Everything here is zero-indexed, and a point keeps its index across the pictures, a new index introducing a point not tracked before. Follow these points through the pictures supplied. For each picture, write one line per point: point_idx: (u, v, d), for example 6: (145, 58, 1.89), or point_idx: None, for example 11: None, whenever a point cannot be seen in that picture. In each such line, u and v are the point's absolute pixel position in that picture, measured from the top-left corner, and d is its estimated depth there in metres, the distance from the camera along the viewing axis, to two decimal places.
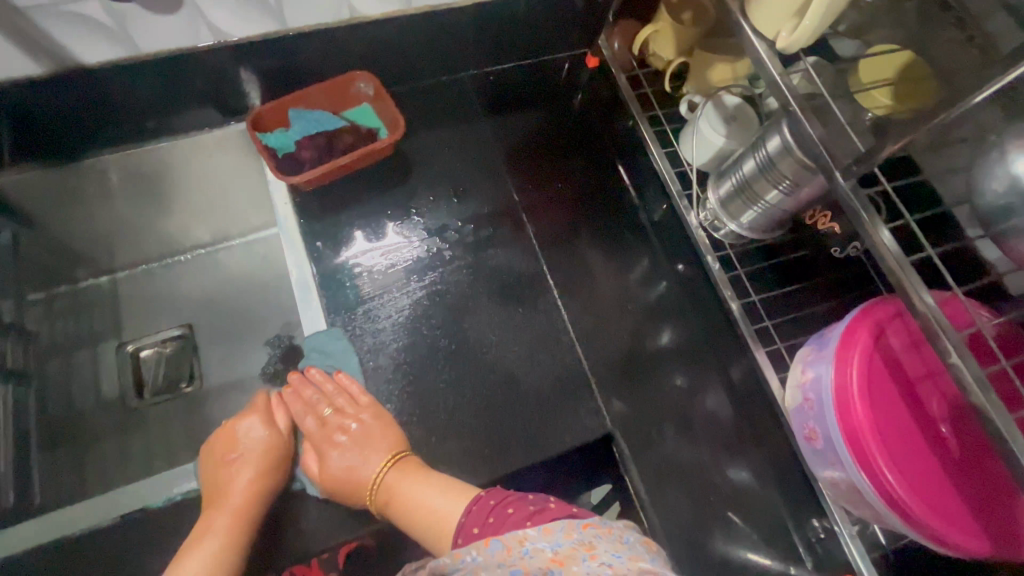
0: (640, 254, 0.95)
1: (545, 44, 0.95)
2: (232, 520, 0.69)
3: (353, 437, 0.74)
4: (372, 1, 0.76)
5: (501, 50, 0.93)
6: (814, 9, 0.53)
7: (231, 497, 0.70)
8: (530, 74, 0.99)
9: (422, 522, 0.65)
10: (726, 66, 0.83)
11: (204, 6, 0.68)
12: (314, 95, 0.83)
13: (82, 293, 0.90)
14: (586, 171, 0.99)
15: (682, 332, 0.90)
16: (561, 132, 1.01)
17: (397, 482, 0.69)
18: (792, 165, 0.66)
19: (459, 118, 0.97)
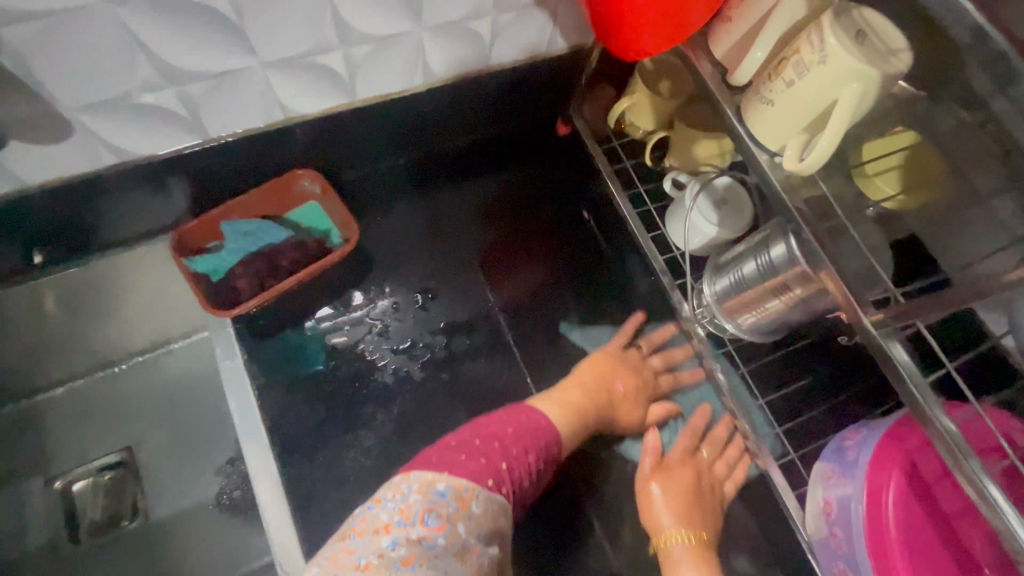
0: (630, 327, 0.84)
1: (516, 109, 0.84)
2: (593, 405, 0.73)
3: (685, 495, 0.70)
4: (307, 100, 0.65)
5: (468, 119, 0.82)
6: (833, 128, 0.44)
7: (602, 407, 0.74)
8: (493, 139, 0.88)
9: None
10: (712, 141, 0.74)
11: (97, 129, 0.56)
12: (251, 201, 0.72)
13: (33, 415, 0.90)
14: (561, 241, 0.88)
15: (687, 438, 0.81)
16: (531, 198, 0.90)
17: (690, 559, 0.65)
18: (797, 278, 0.58)
19: (419, 197, 0.87)
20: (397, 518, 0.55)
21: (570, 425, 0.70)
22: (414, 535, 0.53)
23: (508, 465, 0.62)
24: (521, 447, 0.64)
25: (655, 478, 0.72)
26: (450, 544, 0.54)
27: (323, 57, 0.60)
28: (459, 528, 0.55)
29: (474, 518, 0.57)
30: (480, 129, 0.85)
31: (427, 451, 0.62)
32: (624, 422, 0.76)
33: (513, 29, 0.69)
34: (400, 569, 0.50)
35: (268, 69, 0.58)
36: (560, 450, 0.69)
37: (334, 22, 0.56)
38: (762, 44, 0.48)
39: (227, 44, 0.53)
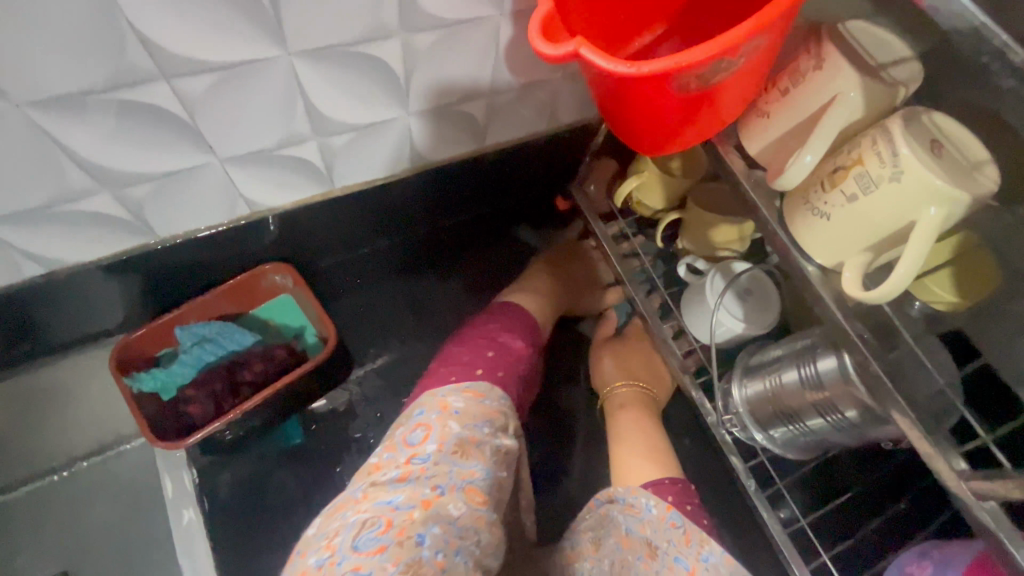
0: None
1: (510, 187, 0.77)
2: (560, 283, 0.76)
3: (631, 365, 0.73)
4: (279, 192, 0.56)
5: (455, 203, 0.74)
6: (911, 254, 0.36)
7: (567, 291, 0.76)
8: (488, 216, 0.81)
9: (619, 456, 0.64)
10: (732, 226, 0.67)
11: (18, 241, 0.47)
12: (210, 303, 0.62)
13: None
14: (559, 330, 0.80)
15: None
16: None
17: (631, 412, 0.69)
18: (851, 400, 0.50)
19: (405, 279, 0.78)
20: (384, 455, 0.50)
21: (547, 303, 0.73)
22: (404, 457, 0.49)
23: (509, 357, 0.62)
24: (518, 339, 0.64)
25: (606, 350, 0.75)
26: (444, 445, 0.49)
27: (296, 148, 0.52)
28: (449, 427, 0.51)
29: (463, 414, 0.52)
30: (472, 208, 0.78)
31: (431, 367, 0.60)
32: (587, 302, 0.79)
33: (512, 107, 0.62)
34: (398, 486, 0.47)
35: (231, 164, 0.50)
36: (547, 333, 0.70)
37: (306, 112, 0.48)
38: (812, 147, 0.41)
39: (182, 140, 0.45)
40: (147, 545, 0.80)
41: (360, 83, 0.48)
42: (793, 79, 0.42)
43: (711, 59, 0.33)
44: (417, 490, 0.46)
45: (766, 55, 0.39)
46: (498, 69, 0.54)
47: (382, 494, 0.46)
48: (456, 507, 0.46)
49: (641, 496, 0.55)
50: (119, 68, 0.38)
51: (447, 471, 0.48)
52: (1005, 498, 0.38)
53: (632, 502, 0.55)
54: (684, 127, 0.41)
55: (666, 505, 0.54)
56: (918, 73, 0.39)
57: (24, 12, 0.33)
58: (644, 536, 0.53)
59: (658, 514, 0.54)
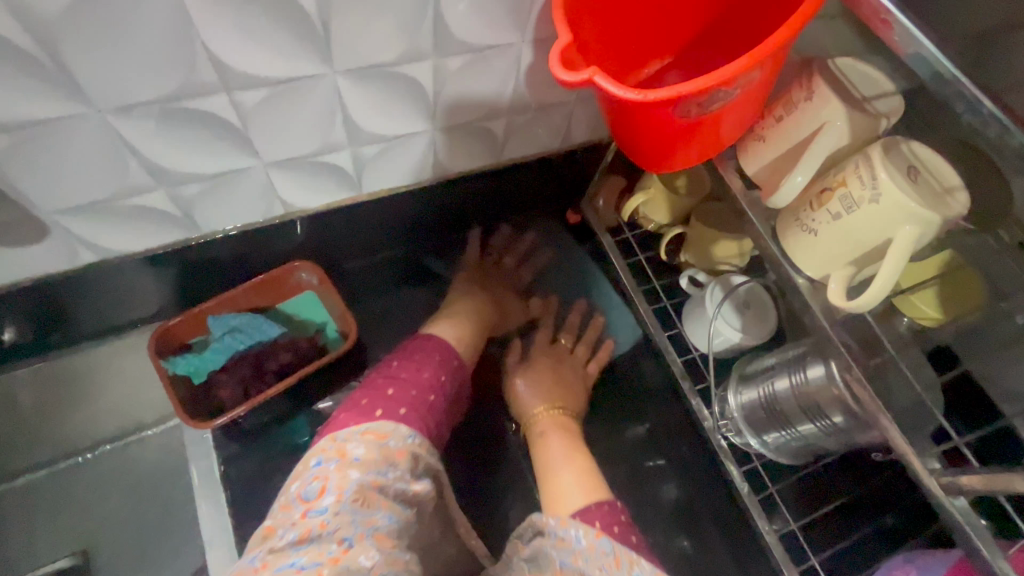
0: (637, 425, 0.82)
1: (521, 200, 0.82)
2: (484, 309, 0.78)
3: (553, 372, 0.77)
4: (312, 195, 0.61)
5: (465, 214, 0.79)
6: (887, 269, 0.40)
7: (489, 317, 0.78)
8: (501, 226, 0.85)
9: (548, 487, 0.64)
10: (731, 241, 0.71)
11: (81, 232, 0.52)
12: (241, 296, 0.67)
13: None
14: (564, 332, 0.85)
15: (703, 553, 0.74)
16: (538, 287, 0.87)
17: (552, 432, 0.70)
18: (839, 406, 0.53)
19: (421, 282, 0.82)
20: (283, 514, 0.51)
21: (465, 332, 0.74)
22: (300, 514, 0.50)
23: (414, 393, 0.62)
24: (425, 373, 0.65)
25: (518, 372, 0.77)
26: (341, 495, 0.51)
27: (330, 155, 0.56)
28: (349, 475, 0.53)
29: (362, 460, 0.54)
30: (486, 217, 0.83)
31: (333, 415, 0.60)
32: (512, 321, 0.83)
33: (529, 125, 0.66)
34: (299, 548, 0.48)
35: (271, 169, 0.55)
36: (465, 361, 0.71)
37: (343, 124, 0.53)
38: (803, 169, 0.45)
39: (232, 146, 0.50)
40: (164, 532, 0.83)
41: (393, 100, 0.53)
42: (787, 108, 0.46)
43: (711, 89, 0.38)
44: (322, 548, 0.48)
45: (761, 85, 0.43)
46: (518, 90, 0.59)
47: (282, 559, 0.47)
48: (367, 557, 0.48)
49: (571, 528, 0.54)
50: (187, 81, 0.42)
51: (348, 521, 0.50)
52: (975, 495, 0.41)
53: (564, 536, 0.53)
54: (686, 147, 0.45)
55: (594, 534, 0.53)
56: (898, 105, 0.44)
57: (113, 32, 0.38)
58: (577, 568, 0.51)
59: (588, 543, 0.52)
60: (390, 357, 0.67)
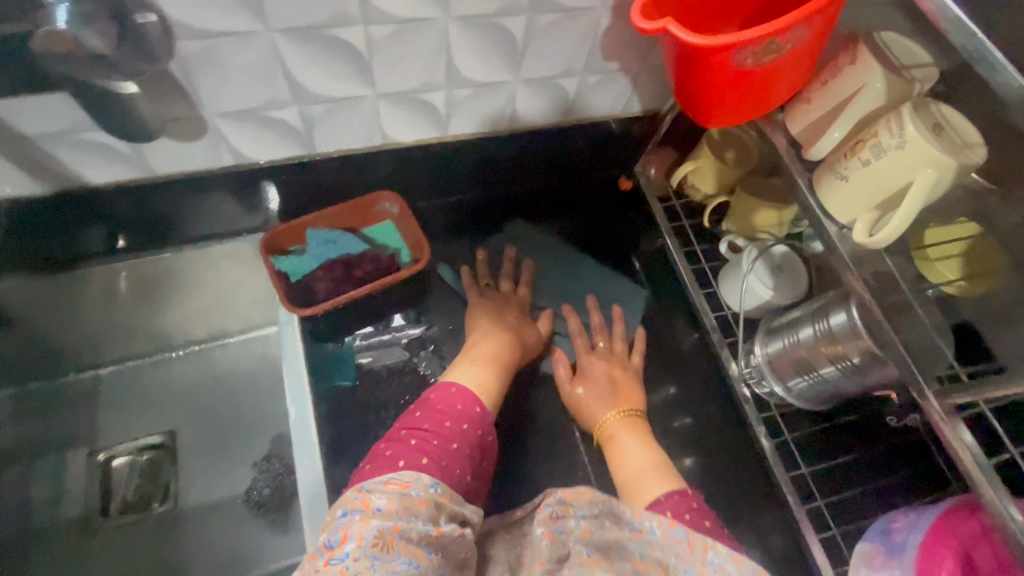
0: (667, 382, 0.90)
1: (579, 165, 0.91)
2: (504, 348, 0.78)
3: (611, 385, 0.80)
4: (408, 129, 0.72)
5: (528, 171, 0.89)
6: (906, 209, 0.47)
7: (502, 348, 0.78)
8: (558, 187, 0.95)
9: (625, 479, 0.68)
10: (771, 211, 0.78)
11: (229, 136, 0.63)
12: (332, 215, 0.77)
13: (88, 385, 0.94)
14: (607, 286, 0.94)
15: (713, 485, 0.83)
16: (586, 245, 0.96)
17: (622, 433, 0.73)
18: (858, 348, 0.59)
19: (483, 230, 0.94)
20: (308, 562, 0.52)
21: (487, 377, 0.74)
22: (322, 562, 0.51)
23: (435, 444, 0.64)
24: (449, 424, 0.66)
25: (575, 382, 0.81)
26: (363, 541, 0.51)
27: (429, 94, 0.67)
28: (371, 523, 0.53)
29: (384, 510, 0.55)
30: (545, 177, 0.92)
31: (360, 467, 0.63)
32: (531, 342, 0.83)
33: (599, 87, 0.75)
34: None
35: (382, 101, 0.65)
36: (487, 409, 0.71)
37: (446, 68, 0.63)
38: (839, 126, 0.53)
39: (357, 75, 0.61)
40: (243, 421, 0.96)
41: (490, 51, 0.63)
42: (832, 72, 0.53)
43: (765, 37, 0.46)
44: None
45: (812, 46, 0.50)
46: (595, 52, 0.68)
47: None
48: None
49: (645, 520, 0.58)
50: (338, 12, 0.53)
51: (368, 566, 0.49)
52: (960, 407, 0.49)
53: (642, 527, 0.58)
54: (741, 100, 0.53)
55: (667, 522, 0.57)
56: (933, 75, 0.51)
57: None
58: (656, 559, 0.55)
59: (662, 532, 0.56)
60: (413, 406, 0.69)
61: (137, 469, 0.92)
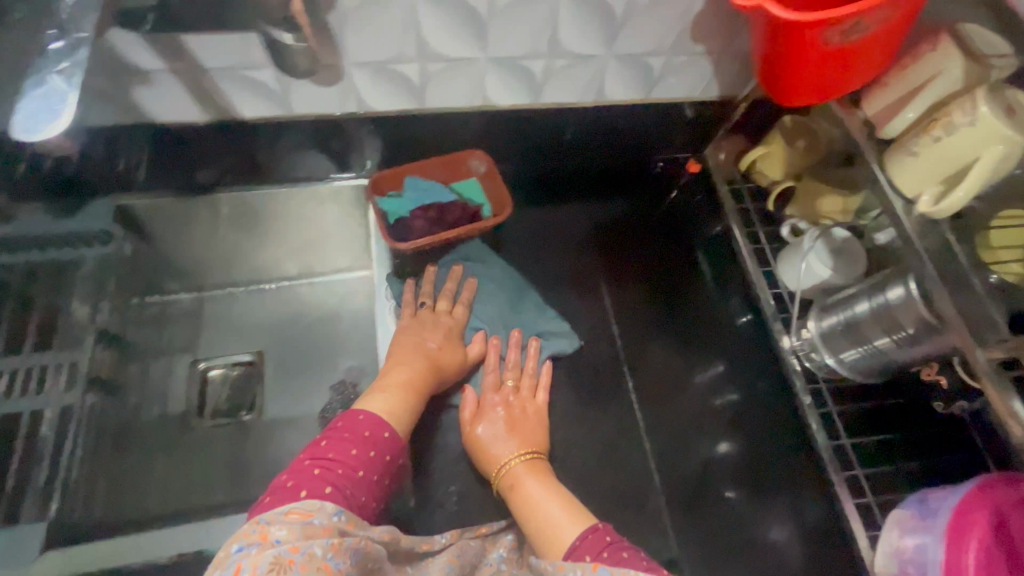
0: (715, 359, 0.95)
1: (644, 150, 0.98)
2: (419, 375, 0.78)
3: (509, 421, 0.81)
4: (506, 94, 0.80)
5: (597, 151, 0.96)
6: (970, 184, 0.52)
7: (422, 376, 0.79)
8: (626, 168, 1.01)
9: (539, 525, 0.68)
10: (837, 198, 0.83)
11: (358, 84, 0.74)
12: (430, 166, 0.88)
13: (170, 305, 0.99)
14: (663, 265, 1.01)
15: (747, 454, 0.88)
16: (645, 228, 1.04)
17: (526, 477, 0.73)
18: (914, 320, 0.64)
19: (553, 202, 1.03)
20: None
21: (398, 402, 0.74)
22: None
23: (341, 473, 0.63)
24: (355, 454, 0.65)
25: (476, 422, 0.81)
26: (257, 571, 0.49)
27: (531, 62, 0.75)
28: (267, 551, 0.51)
29: (284, 540, 0.52)
30: (613, 159, 0.98)
31: (260, 500, 0.60)
32: (452, 367, 0.85)
33: (682, 69, 0.81)
34: None
35: (489, 64, 0.74)
36: (398, 432, 0.71)
37: (550, 38, 0.72)
38: (914, 107, 0.58)
39: (474, 39, 0.70)
40: None
41: (590, 25, 0.71)
42: (912, 58, 0.58)
43: (855, 15, 0.51)
44: None
45: (896, 30, 0.55)
46: (684, 33, 0.75)
47: None
48: None
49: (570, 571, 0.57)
50: None
51: None
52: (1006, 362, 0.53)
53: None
54: (820, 79, 0.59)
55: (589, 568, 0.56)
56: (1010, 65, 0.55)
57: None
58: None
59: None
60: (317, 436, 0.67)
61: (229, 383, 0.98)
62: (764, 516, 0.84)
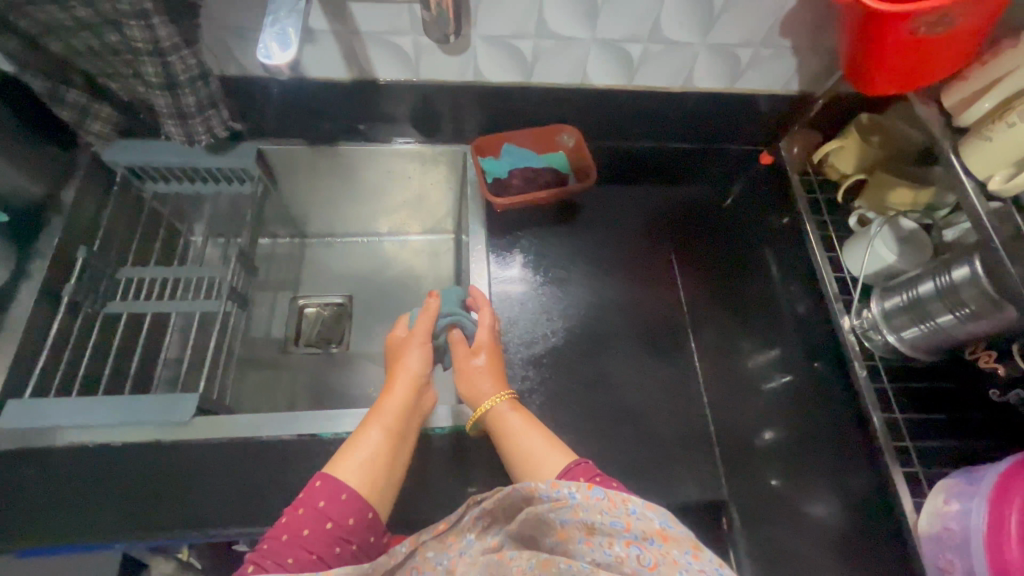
0: (772, 345, 0.96)
1: (720, 138, 1.06)
2: (397, 415, 0.74)
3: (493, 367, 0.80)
4: (604, 74, 0.90)
5: (675, 136, 1.05)
6: None
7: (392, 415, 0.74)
8: (694, 161, 1.09)
9: (522, 458, 0.71)
10: (908, 192, 0.87)
11: (479, 55, 0.85)
12: (526, 136, 0.99)
13: (280, 248, 1.22)
14: (726, 253, 1.06)
15: (791, 436, 0.89)
16: (707, 221, 1.09)
17: (509, 416, 0.74)
18: (977, 297, 0.68)
19: (628, 184, 1.08)
20: None
21: (369, 457, 0.69)
22: None
23: (265, 547, 0.63)
24: (283, 521, 0.65)
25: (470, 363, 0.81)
26: None
27: (630, 45, 0.84)
28: None
29: None
30: (684, 146, 1.06)
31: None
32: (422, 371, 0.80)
33: (765, 63, 0.89)
34: None
35: (594, 45, 0.84)
36: (345, 485, 0.67)
37: (654, 25, 0.81)
38: (990, 98, 0.64)
39: (583, 19, 0.80)
40: (403, 295, 1.18)
41: (690, 15, 0.80)
42: (993, 55, 0.64)
43: (940, 9, 0.59)
44: None
45: (980, 27, 0.62)
46: (771, 29, 0.83)
47: None
48: None
49: (563, 489, 0.61)
50: None
51: None
52: None
53: (560, 496, 0.61)
54: (902, 70, 0.67)
55: (585, 486, 0.61)
56: None
57: None
58: (577, 520, 0.60)
59: (582, 497, 0.61)
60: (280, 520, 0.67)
61: (322, 319, 1.16)
62: (804, 492, 0.85)
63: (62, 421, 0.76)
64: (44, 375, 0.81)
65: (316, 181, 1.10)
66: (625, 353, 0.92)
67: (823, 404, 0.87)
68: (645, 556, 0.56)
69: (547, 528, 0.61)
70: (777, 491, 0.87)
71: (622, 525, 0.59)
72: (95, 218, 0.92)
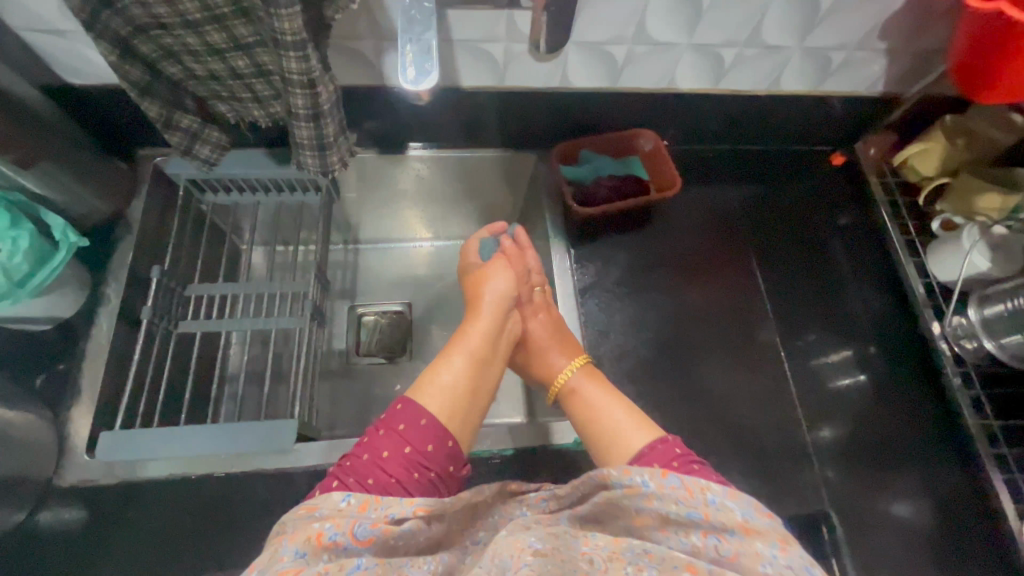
0: (845, 344, 0.93)
1: (790, 134, 1.02)
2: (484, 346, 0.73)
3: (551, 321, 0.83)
4: (690, 78, 0.88)
5: (741, 132, 1.01)
6: None
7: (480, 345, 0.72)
8: (752, 160, 1.05)
9: (602, 428, 0.67)
10: (997, 195, 0.86)
11: (571, 60, 0.83)
12: (603, 141, 0.97)
13: (334, 256, 1.18)
14: (788, 247, 1.02)
15: (847, 433, 0.86)
16: (767, 215, 1.04)
17: (585, 384, 0.74)
18: None
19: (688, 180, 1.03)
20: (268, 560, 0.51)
21: (454, 387, 0.66)
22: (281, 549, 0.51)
23: (348, 464, 0.59)
24: (365, 441, 0.61)
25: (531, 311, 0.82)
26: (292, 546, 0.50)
27: (725, 49, 0.82)
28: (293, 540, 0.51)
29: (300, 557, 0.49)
30: (744, 149, 1.05)
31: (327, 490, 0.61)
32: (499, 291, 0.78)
33: (855, 64, 0.87)
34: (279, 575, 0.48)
35: (689, 49, 0.81)
36: (426, 412, 0.63)
37: (753, 30, 0.79)
38: None
39: (684, 25, 0.77)
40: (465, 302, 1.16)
41: (792, 19, 0.78)
42: None
43: None
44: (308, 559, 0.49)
45: None
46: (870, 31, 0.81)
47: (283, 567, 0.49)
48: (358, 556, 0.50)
49: (635, 474, 0.56)
50: None
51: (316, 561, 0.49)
52: None
53: (632, 483, 0.55)
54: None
55: (658, 473, 0.55)
56: None
57: None
58: (651, 507, 0.54)
59: (655, 484, 0.54)
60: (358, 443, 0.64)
61: (380, 327, 1.13)
62: (882, 491, 0.82)
63: (149, 453, 0.72)
64: (128, 404, 0.78)
65: (380, 189, 1.06)
66: (710, 361, 0.91)
67: (913, 414, 0.86)
68: (724, 547, 0.50)
69: (622, 513, 0.56)
70: (830, 480, 0.83)
71: (700, 515, 0.52)
72: (160, 235, 0.88)
